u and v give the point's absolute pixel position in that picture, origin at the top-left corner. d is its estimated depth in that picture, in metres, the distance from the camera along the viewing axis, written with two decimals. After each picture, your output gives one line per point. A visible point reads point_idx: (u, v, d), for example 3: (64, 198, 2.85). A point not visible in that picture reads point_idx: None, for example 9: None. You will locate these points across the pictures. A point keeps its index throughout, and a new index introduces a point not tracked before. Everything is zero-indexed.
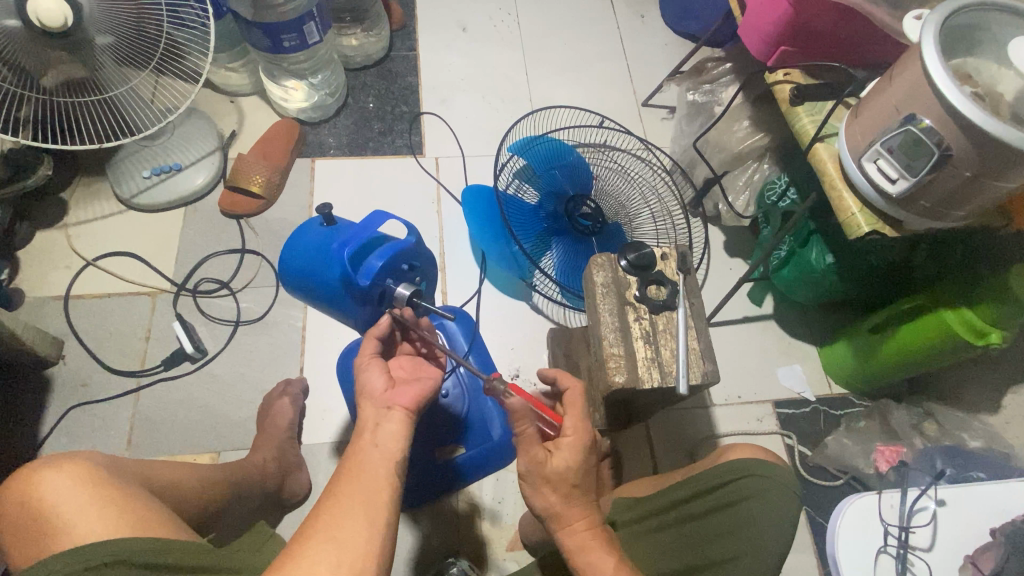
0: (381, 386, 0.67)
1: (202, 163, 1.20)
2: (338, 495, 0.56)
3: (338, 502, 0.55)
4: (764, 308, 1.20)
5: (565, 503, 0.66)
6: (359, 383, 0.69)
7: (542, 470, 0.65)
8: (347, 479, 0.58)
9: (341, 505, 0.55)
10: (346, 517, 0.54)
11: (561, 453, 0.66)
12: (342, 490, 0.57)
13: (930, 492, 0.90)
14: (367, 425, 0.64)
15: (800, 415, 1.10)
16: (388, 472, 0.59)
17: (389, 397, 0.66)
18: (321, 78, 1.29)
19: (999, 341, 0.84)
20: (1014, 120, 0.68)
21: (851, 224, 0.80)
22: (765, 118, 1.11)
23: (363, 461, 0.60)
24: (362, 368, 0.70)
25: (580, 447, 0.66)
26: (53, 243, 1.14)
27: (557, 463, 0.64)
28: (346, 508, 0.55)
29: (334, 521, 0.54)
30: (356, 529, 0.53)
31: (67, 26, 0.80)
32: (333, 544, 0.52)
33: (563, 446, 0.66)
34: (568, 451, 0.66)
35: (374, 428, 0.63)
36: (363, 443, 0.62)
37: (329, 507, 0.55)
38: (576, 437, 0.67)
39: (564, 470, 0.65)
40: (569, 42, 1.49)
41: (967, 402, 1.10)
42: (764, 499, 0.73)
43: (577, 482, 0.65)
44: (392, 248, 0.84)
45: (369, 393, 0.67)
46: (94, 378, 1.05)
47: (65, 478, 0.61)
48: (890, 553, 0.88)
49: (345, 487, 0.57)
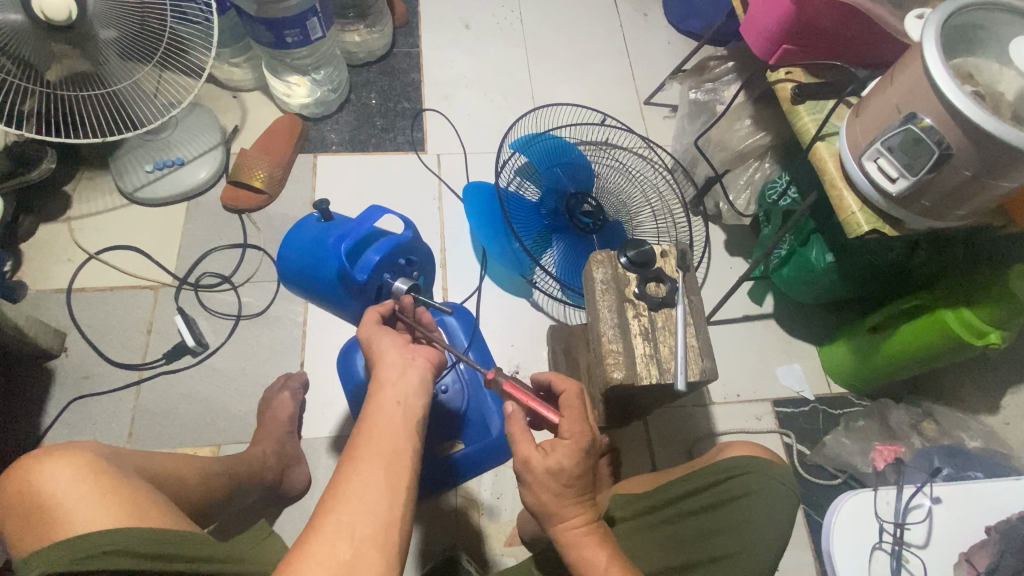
0: (401, 343, 0.68)
1: (204, 158, 1.21)
2: (362, 452, 0.56)
3: (362, 460, 0.55)
4: (764, 307, 1.20)
5: (560, 501, 0.65)
6: (373, 346, 0.69)
7: (533, 467, 0.65)
8: (370, 435, 0.58)
9: (365, 465, 0.55)
10: (372, 476, 0.54)
11: (557, 453, 0.64)
12: (365, 448, 0.56)
13: (925, 490, 0.90)
14: (386, 380, 0.63)
15: (798, 414, 1.10)
16: (409, 429, 0.60)
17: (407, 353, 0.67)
18: (325, 73, 1.30)
19: (999, 341, 0.84)
20: (1016, 121, 0.68)
21: (851, 223, 0.81)
22: (766, 116, 1.11)
23: (384, 417, 0.60)
24: (373, 334, 0.70)
25: (580, 450, 0.64)
26: (56, 236, 1.15)
27: (550, 464, 0.64)
28: (369, 469, 0.55)
29: (359, 478, 0.54)
30: (382, 488, 0.54)
31: (71, 19, 0.80)
32: (359, 501, 0.52)
33: (558, 447, 0.65)
34: (562, 453, 0.64)
35: (390, 382, 0.63)
36: (383, 395, 0.62)
37: (354, 464, 0.55)
38: (572, 440, 0.65)
39: (556, 470, 0.64)
40: (571, 40, 1.49)
41: (966, 402, 1.10)
42: (759, 495, 0.73)
43: (569, 484, 0.65)
44: (389, 242, 0.84)
45: (388, 350, 0.67)
46: (96, 371, 1.05)
47: (63, 467, 0.61)
48: (885, 550, 0.87)
49: (368, 444, 0.57)
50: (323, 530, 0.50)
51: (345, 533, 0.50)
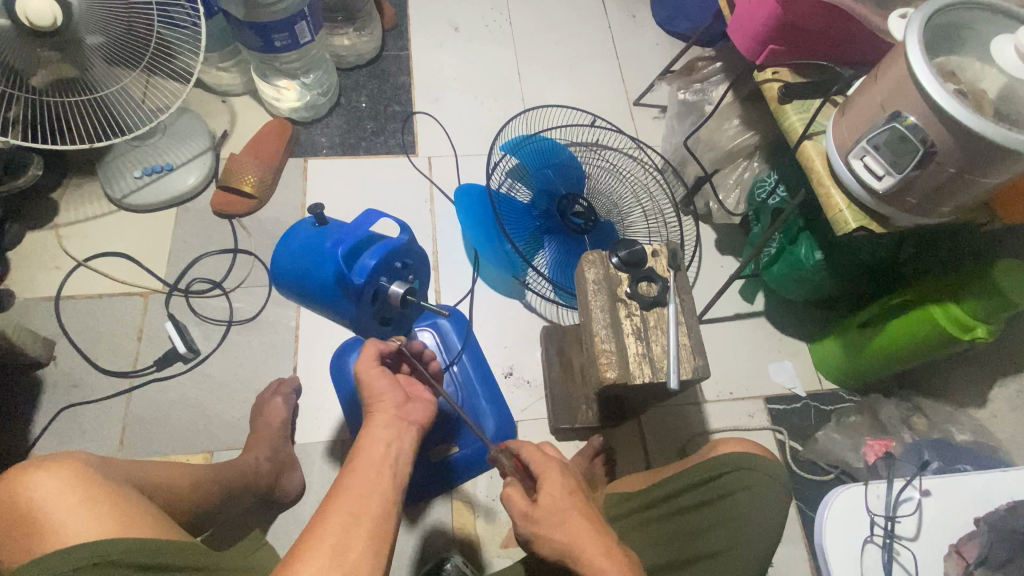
0: (393, 402, 0.67)
1: (193, 163, 1.20)
2: (346, 502, 0.56)
3: (347, 513, 0.55)
4: (755, 305, 1.21)
5: (568, 523, 0.63)
6: (371, 396, 0.68)
7: (534, 512, 0.64)
8: (348, 489, 0.57)
9: (350, 516, 0.54)
10: (354, 529, 0.54)
11: (544, 487, 0.65)
12: (353, 496, 0.56)
13: (914, 482, 0.91)
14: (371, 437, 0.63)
15: (790, 411, 1.11)
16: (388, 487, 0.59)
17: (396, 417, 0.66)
18: (314, 76, 1.29)
19: (985, 335, 0.86)
20: (997, 117, 0.69)
21: (839, 221, 0.82)
22: (755, 116, 1.11)
23: (374, 469, 0.59)
24: (370, 382, 0.69)
25: (555, 472, 0.67)
26: (44, 244, 1.14)
27: (544, 498, 0.64)
28: (352, 521, 0.54)
29: (341, 528, 0.53)
30: (362, 545, 0.53)
31: (55, 27, 0.80)
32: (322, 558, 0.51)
33: (541, 484, 0.66)
34: (545, 483, 0.66)
35: (374, 439, 0.62)
36: (365, 449, 0.61)
37: (339, 512, 0.55)
38: (544, 469, 0.67)
39: (551, 500, 0.64)
40: (560, 42, 1.49)
41: (954, 395, 1.11)
42: (752, 492, 0.73)
43: (570, 504, 0.64)
44: (387, 245, 0.80)
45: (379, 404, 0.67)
46: (85, 379, 1.04)
47: (53, 478, 0.61)
48: (876, 543, 0.88)
49: (347, 496, 0.56)
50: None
51: None
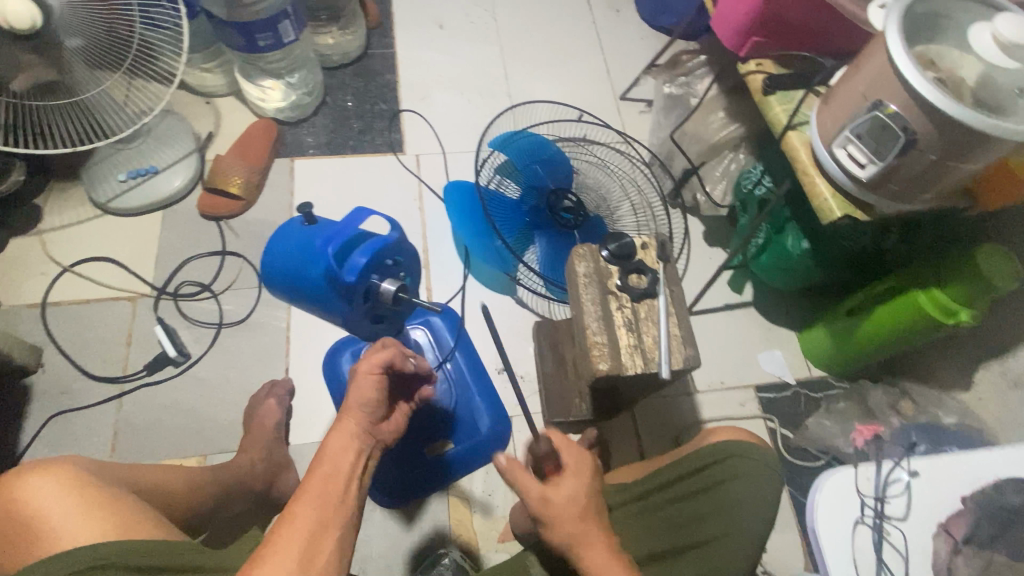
0: (369, 414, 0.65)
1: (178, 166, 1.19)
2: (307, 511, 0.55)
3: (308, 523, 0.54)
4: (744, 296, 1.22)
5: (565, 516, 0.64)
6: (351, 395, 0.66)
7: (551, 500, 0.65)
8: (310, 495, 0.56)
9: (313, 525, 0.55)
10: (316, 540, 0.54)
11: (568, 481, 0.66)
12: (316, 505, 0.56)
13: (902, 464, 0.91)
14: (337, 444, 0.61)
15: (781, 399, 1.13)
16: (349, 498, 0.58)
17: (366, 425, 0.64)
18: (299, 76, 1.29)
19: (969, 319, 0.87)
20: (976, 104, 0.70)
21: (824, 210, 0.83)
22: (740, 108, 1.12)
23: (338, 479, 0.59)
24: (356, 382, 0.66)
25: (584, 472, 0.68)
26: (29, 250, 1.12)
27: (566, 492, 0.65)
28: (314, 533, 0.54)
29: (302, 537, 0.54)
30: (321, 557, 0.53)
31: (36, 28, 0.79)
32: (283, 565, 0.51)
33: (565, 476, 0.67)
34: (570, 480, 0.66)
35: (341, 448, 0.61)
36: (330, 455, 0.60)
37: (301, 519, 0.55)
38: (575, 465, 0.68)
39: (573, 496, 0.65)
40: (545, 37, 1.49)
41: (940, 379, 1.13)
42: (745, 479, 0.75)
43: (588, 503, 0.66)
44: (377, 243, 0.78)
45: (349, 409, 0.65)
46: (75, 386, 1.03)
47: (49, 481, 0.60)
48: (868, 523, 0.88)
49: (308, 504, 0.56)
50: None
51: None
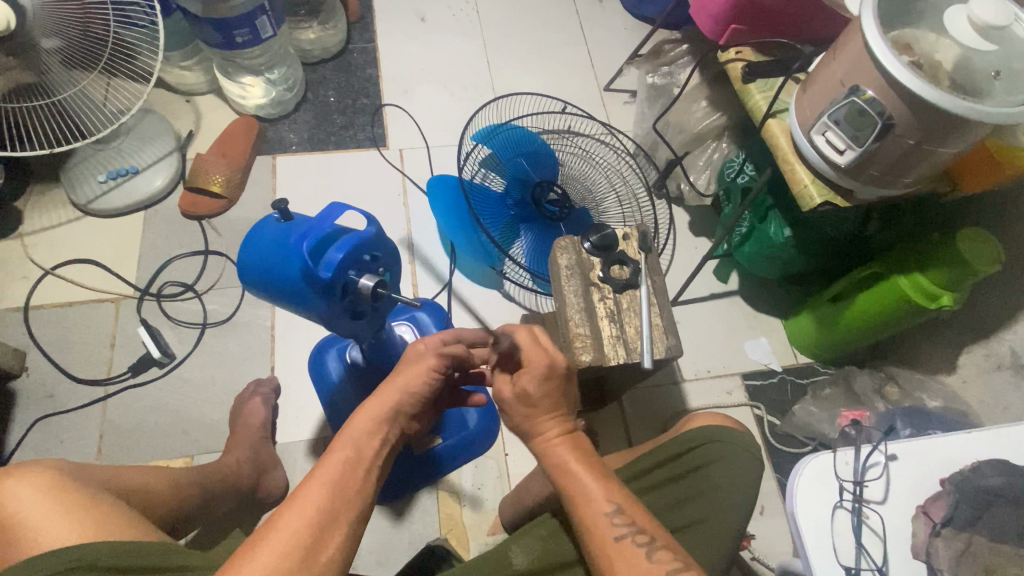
0: (406, 402, 0.64)
1: (159, 165, 1.18)
2: (318, 487, 0.54)
3: (324, 502, 0.53)
4: (729, 284, 1.22)
5: (534, 414, 0.66)
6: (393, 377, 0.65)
7: (506, 396, 0.68)
8: (324, 473, 0.55)
9: (327, 505, 0.53)
10: (327, 524, 0.52)
11: (523, 379, 0.65)
12: (329, 485, 0.54)
13: (881, 446, 0.78)
14: (361, 428, 0.60)
15: (767, 386, 1.13)
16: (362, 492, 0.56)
17: (396, 410, 0.63)
18: (279, 72, 1.27)
19: (951, 303, 0.88)
20: (953, 88, 0.70)
21: (805, 196, 0.83)
22: (722, 97, 1.12)
23: (358, 461, 0.57)
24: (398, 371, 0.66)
25: (543, 372, 0.65)
26: (9, 253, 1.11)
27: (517, 388, 0.66)
28: (326, 514, 0.53)
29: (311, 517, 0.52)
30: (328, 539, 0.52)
31: (9, 31, 0.77)
32: (283, 550, 0.49)
33: (523, 374, 0.66)
34: (529, 378, 0.65)
35: (364, 430, 0.60)
36: (353, 437, 0.59)
37: (313, 496, 0.53)
38: (535, 365, 0.65)
39: (525, 392, 0.66)
40: (528, 29, 1.48)
41: (925, 363, 1.14)
42: (725, 463, 0.75)
43: (538, 403, 0.66)
44: (354, 238, 0.75)
45: (379, 395, 0.63)
46: (59, 389, 1.02)
47: (25, 486, 0.60)
48: (846, 508, 0.73)
49: (323, 481, 0.55)
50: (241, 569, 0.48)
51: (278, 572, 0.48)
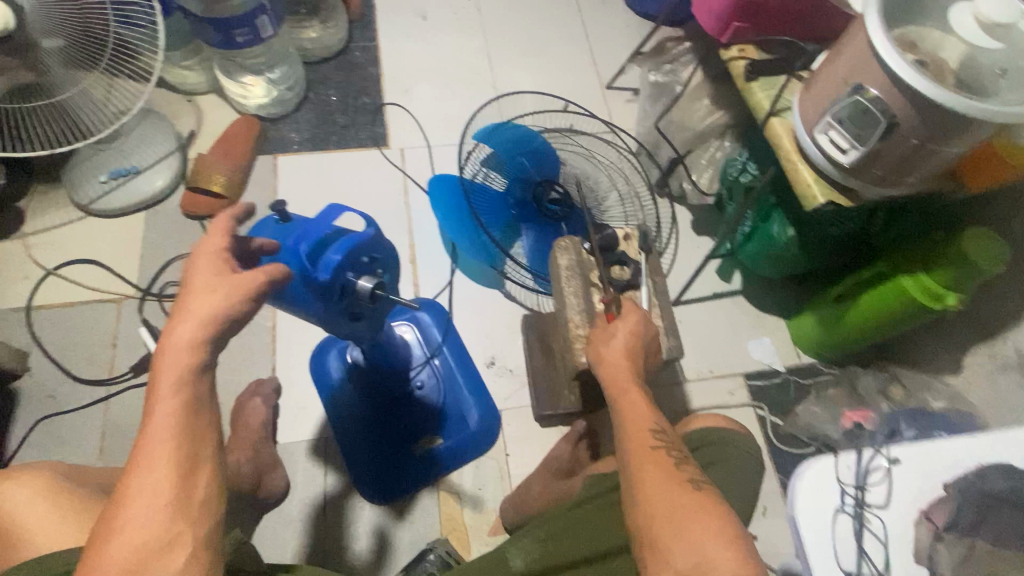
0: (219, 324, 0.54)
1: (160, 165, 1.18)
2: (145, 444, 0.51)
3: (155, 455, 0.51)
4: (732, 284, 1.21)
5: (610, 362, 0.69)
6: (184, 304, 0.54)
7: (600, 344, 0.72)
8: (149, 429, 0.51)
9: (158, 455, 0.51)
10: (163, 470, 0.51)
11: (620, 330, 0.72)
12: (152, 438, 0.51)
13: (883, 449, 0.75)
14: (179, 353, 0.53)
15: (770, 386, 1.12)
16: (205, 412, 0.54)
17: (202, 336, 0.54)
18: (280, 71, 1.26)
19: (955, 303, 0.87)
20: (959, 86, 0.70)
21: (807, 196, 0.82)
22: (724, 95, 1.11)
23: (170, 405, 0.52)
24: (189, 299, 0.54)
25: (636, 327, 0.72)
26: (12, 254, 1.12)
27: (614, 338, 0.71)
28: (158, 463, 0.51)
29: (150, 470, 0.50)
30: (176, 479, 0.51)
31: (9, 29, 0.78)
32: (152, 502, 0.50)
33: (621, 326, 0.72)
34: (625, 331, 0.71)
35: (169, 376, 0.52)
36: (163, 386, 0.52)
37: (143, 454, 0.51)
38: (633, 322, 0.72)
39: (620, 342, 0.71)
40: (530, 26, 1.48)
41: (930, 364, 1.12)
42: (725, 465, 0.74)
43: (630, 352, 0.70)
44: (350, 240, 0.73)
45: (184, 317, 0.54)
46: (61, 389, 1.03)
47: (25, 489, 0.61)
48: (847, 513, 0.71)
49: (150, 436, 0.51)
50: (119, 527, 0.49)
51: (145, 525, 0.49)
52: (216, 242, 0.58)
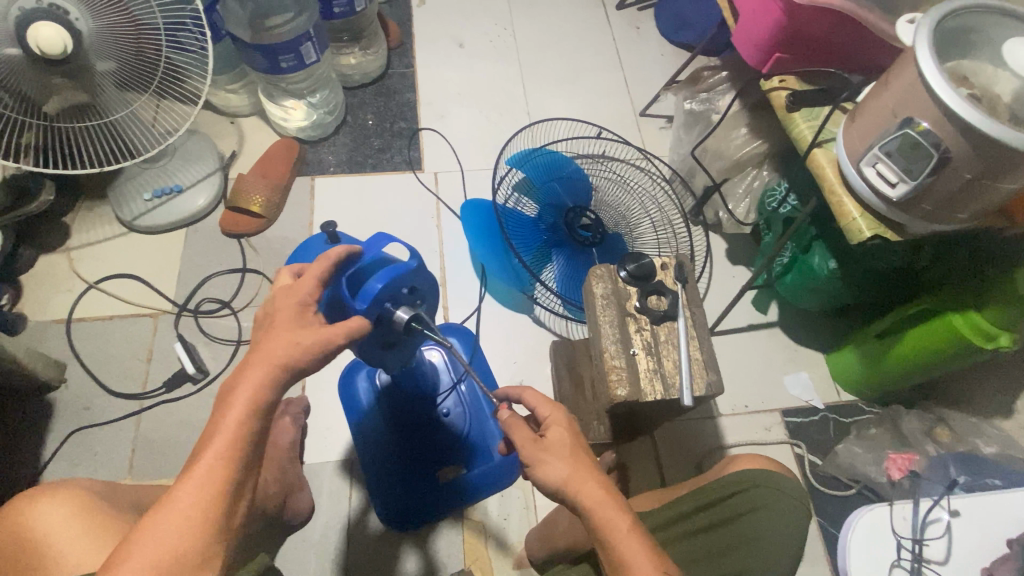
0: (290, 361, 0.58)
1: (202, 184, 1.21)
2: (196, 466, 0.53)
3: (202, 479, 0.52)
4: (769, 315, 1.18)
5: (576, 477, 0.62)
6: (267, 337, 0.60)
7: (538, 450, 0.64)
8: (206, 451, 0.54)
9: (202, 479, 0.52)
10: (203, 495, 0.52)
11: (556, 428, 0.66)
12: (205, 459, 0.53)
13: (943, 503, 0.91)
14: (256, 385, 0.56)
15: (809, 423, 1.08)
16: (258, 441, 0.56)
17: (276, 373, 0.58)
18: (320, 96, 1.30)
19: (1009, 344, 0.83)
20: (1013, 121, 0.67)
21: (852, 229, 0.80)
22: (763, 124, 1.10)
23: (228, 434, 0.54)
24: (275, 333, 0.60)
25: (566, 421, 0.67)
26: (57, 267, 1.15)
27: (554, 438, 0.65)
28: (202, 489, 0.52)
29: (192, 495, 0.52)
30: (213, 508, 0.52)
31: (66, 53, 0.81)
32: (190, 523, 0.51)
33: (553, 424, 0.66)
34: (560, 427, 0.66)
35: (238, 405, 0.55)
36: (229, 412, 0.55)
37: (193, 475, 0.53)
38: (558, 416, 0.67)
39: (560, 441, 0.64)
40: (564, 54, 1.49)
41: (980, 405, 1.07)
42: (769, 510, 0.72)
43: (575, 450, 0.64)
44: (394, 269, 0.72)
45: (266, 348, 0.58)
46: (96, 402, 1.05)
47: (58, 507, 0.62)
48: (904, 566, 0.89)
49: (204, 458, 0.53)
50: (152, 538, 0.50)
51: (173, 545, 0.50)
52: (305, 286, 0.64)
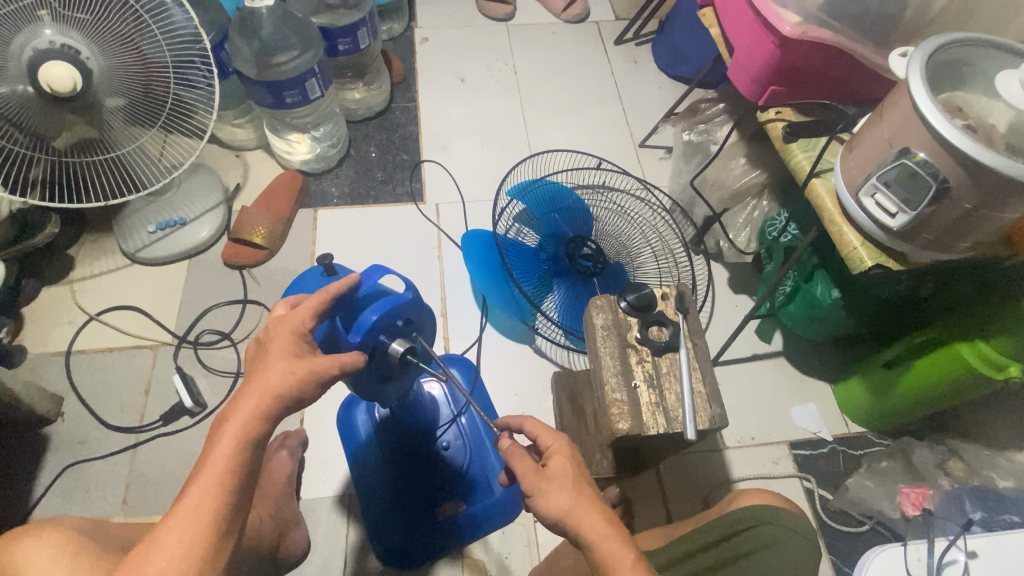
0: (283, 393, 0.58)
1: (205, 217, 1.22)
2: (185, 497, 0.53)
3: (190, 511, 0.52)
4: (773, 345, 1.17)
5: (579, 508, 0.60)
6: (261, 368, 0.59)
7: (538, 478, 0.62)
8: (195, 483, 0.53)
9: (191, 512, 0.52)
10: (191, 529, 0.52)
11: (557, 457, 0.64)
12: (193, 492, 0.53)
13: (958, 543, 0.86)
14: (247, 416, 0.56)
15: (817, 456, 1.06)
16: (248, 473, 0.56)
17: (269, 404, 0.57)
18: (324, 130, 1.32)
19: (1020, 374, 0.80)
20: (1009, 151, 0.67)
21: (854, 259, 0.79)
22: (761, 155, 1.11)
23: (216, 466, 0.54)
24: (269, 364, 0.59)
25: (567, 449, 0.65)
26: (59, 298, 1.16)
27: (556, 467, 0.63)
28: (189, 522, 0.52)
29: (180, 528, 0.51)
30: (200, 543, 0.52)
31: (75, 90, 0.81)
32: (176, 559, 0.50)
33: (555, 452, 0.65)
34: (561, 456, 0.64)
35: (228, 435, 0.55)
36: (219, 444, 0.54)
37: (182, 508, 0.52)
38: (559, 444, 0.66)
39: (561, 469, 0.63)
40: (564, 88, 1.52)
41: (994, 438, 1.05)
42: (778, 548, 0.69)
43: (577, 480, 0.62)
44: (390, 301, 0.72)
45: (260, 378, 0.58)
46: (92, 435, 1.03)
47: (43, 548, 0.61)
48: None
49: (192, 490, 0.53)
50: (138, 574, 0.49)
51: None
52: (302, 317, 0.64)
